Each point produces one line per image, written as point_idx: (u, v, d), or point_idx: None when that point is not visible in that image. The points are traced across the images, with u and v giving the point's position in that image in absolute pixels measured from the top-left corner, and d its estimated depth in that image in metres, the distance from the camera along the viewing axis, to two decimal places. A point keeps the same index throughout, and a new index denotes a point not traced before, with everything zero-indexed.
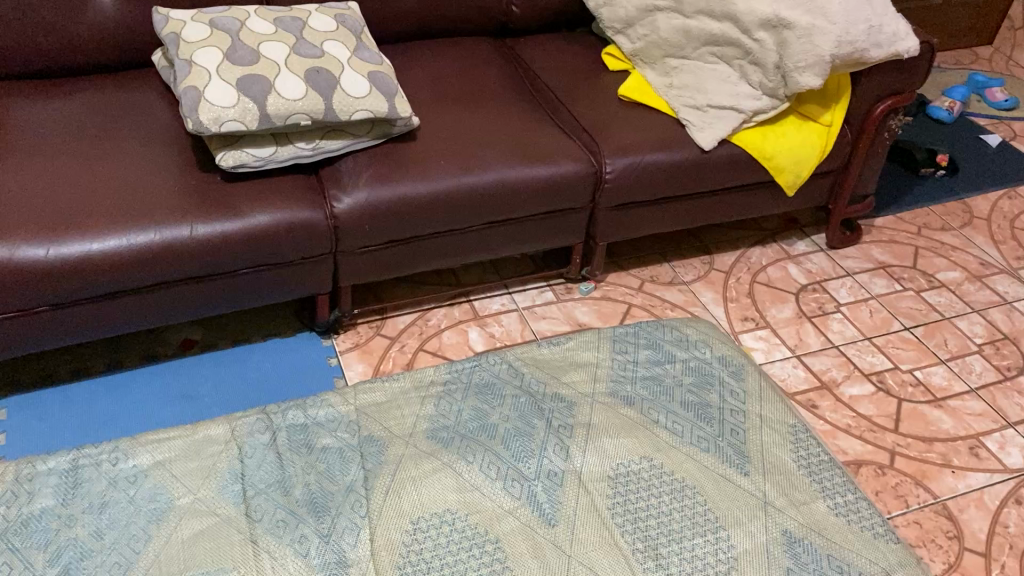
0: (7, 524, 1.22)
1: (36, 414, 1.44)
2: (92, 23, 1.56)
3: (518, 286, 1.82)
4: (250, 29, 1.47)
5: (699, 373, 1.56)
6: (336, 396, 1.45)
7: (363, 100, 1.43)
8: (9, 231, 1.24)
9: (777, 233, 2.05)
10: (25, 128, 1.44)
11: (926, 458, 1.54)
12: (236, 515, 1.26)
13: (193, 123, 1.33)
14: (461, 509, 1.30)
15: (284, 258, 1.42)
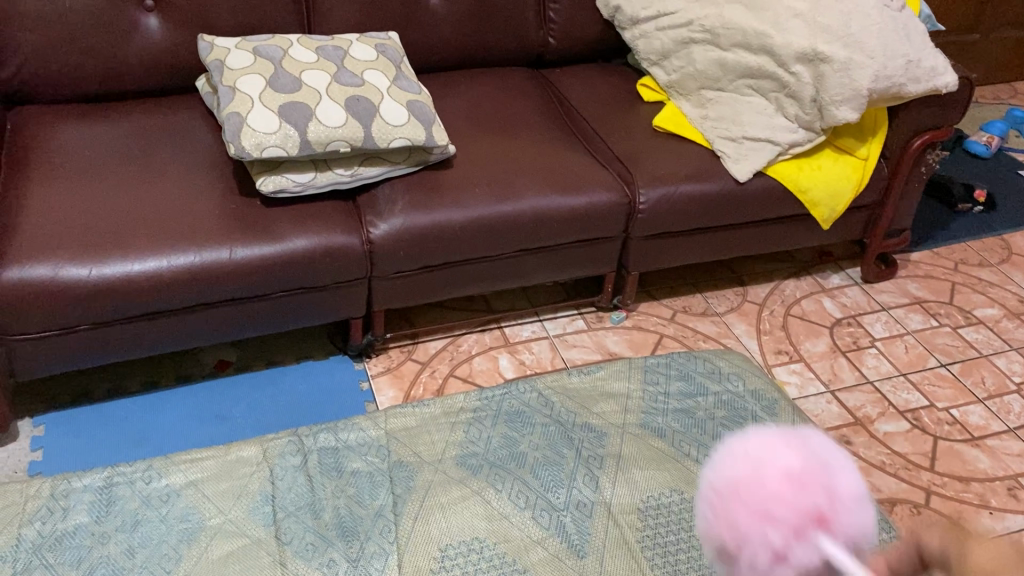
0: (41, 539, 1.24)
1: (72, 431, 1.46)
2: (140, 48, 1.59)
3: (549, 314, 1.83)
4: (293, 57, 1.50)
5: (732, 407, 1.55)
6: (367, 420, 1.46)
7: (401, 128, 1.45)
8: (54, 251, 1.27)
9: (811, 266, 2.04)
10: (71, 151, 1.48)
11: (962, 498, 1.52)
12: (266, 537, 1.27)
13: (235, 148, 1.35)
14: (491, 538, 1.29)
15: (319, 282, 1.43)
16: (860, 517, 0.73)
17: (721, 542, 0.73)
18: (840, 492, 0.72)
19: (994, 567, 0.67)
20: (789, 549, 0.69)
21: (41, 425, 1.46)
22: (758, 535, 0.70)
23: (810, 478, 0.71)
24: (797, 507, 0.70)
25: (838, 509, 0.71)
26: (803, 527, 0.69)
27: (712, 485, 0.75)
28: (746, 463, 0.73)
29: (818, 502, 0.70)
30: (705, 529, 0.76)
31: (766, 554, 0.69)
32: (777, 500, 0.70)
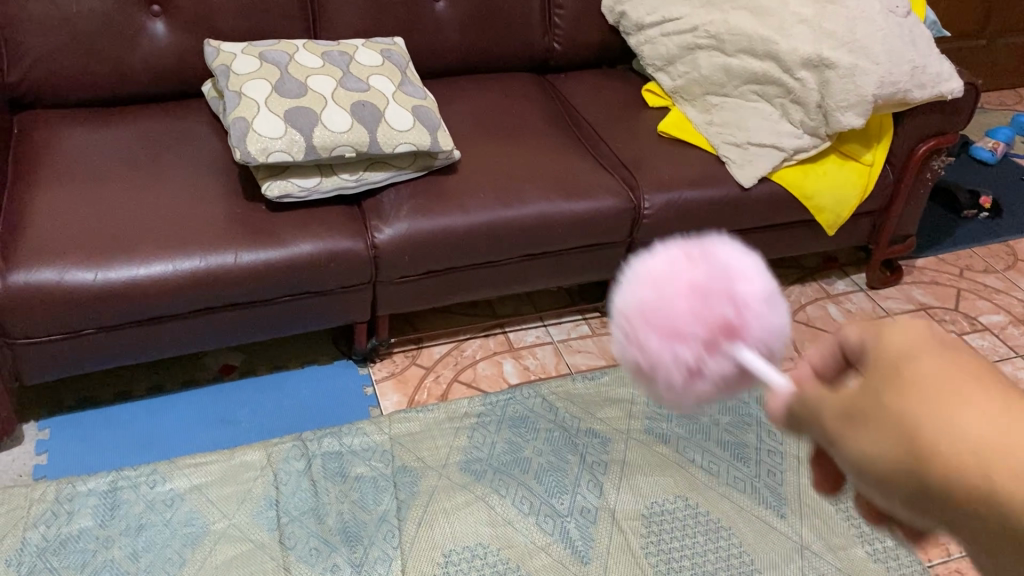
0: (46, 543, 1.24)
1: (77, 435, 1.47)
2: (146, 53, 1.60)
3: (554, 319, 1.83)
4: (299, 62, 1.50)
5: (737, 413, 1.55)
6: (371, 425, 1.46)
7: (406, 133, 1.46)
8: (59, 255, 1.28)
9: (815, 272, 2.04)
10: (77, 155, 1.48)
11: None
12: (270, 542, 1.27)
13: (240, 153, 1.35)
14: (494, 543, 1.29)
15: (324, 286, 1.44)
16: (777, 317, 0.67)
17: (635, 361, 0.69)
18: (752, 295, 0.67)
19: (911, 346, 0.52)
20: (702, 365, 0.65)
21: (45, 429, 1.47)
22: (668, 356, 0.66)
23: (716, 288, 0.66)
24: (704, 319, 0.65)
25: (751, 314, 0.66)
26: (716, 339, 0.65)
27: (620, 309, 0.70)
28: (651, 284, 0.68)
29: (727, 311, 0.65)
30: (620, 351, 0.71)
31: (682, 372, 0.66)
32: (682, 314, 0.65)
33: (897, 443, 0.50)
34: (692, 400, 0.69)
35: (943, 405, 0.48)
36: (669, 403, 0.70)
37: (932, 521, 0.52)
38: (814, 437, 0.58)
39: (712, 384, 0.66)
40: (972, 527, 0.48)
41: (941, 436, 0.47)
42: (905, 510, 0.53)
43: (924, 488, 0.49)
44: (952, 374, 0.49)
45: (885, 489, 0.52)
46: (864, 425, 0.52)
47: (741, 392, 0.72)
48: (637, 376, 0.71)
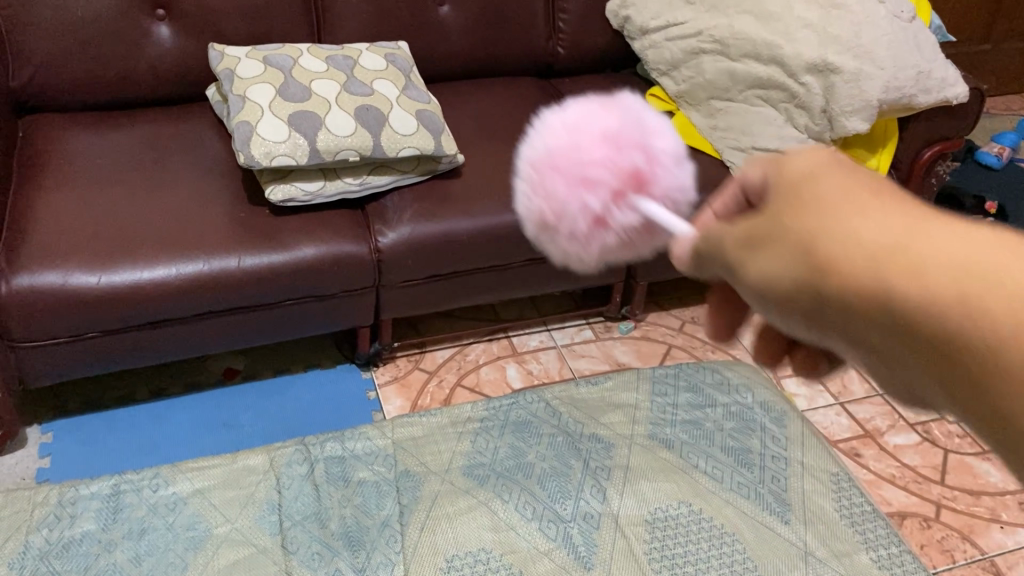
0: (48, 546, 1.23)
1: (80, 438, 1.46)
2: (151, 57, 1.60)
3: (558, 323, 1.82)
4: (303, 66, 1.50)
5: (740, 419, 1.55)
6: (374, 429, 1.46)
7: (411, 138, 1.46)
8: (64, 259, 1.28)
9: None
10: (82, 159, 1.49)
11: (974, 512, 1.50)
12: (272, 546, 1.26)
13: (244, 157, 1.35)
14: (497, 548, 1.29)
15: (328, 291, 1.44)
16: (680, 175, 0.74)
17: (541, 209, 0.74)
18: (659, 152, 0.73)
19: (810, 170, 0.54)
20: (607, 211, 0.71)
21: (49, 432, 1.46)
22: (578, 200, 0.71)
23: (626, 138, 0.72)
24: (614, 166, 0.70)
25: (655, 166, 0.72)
26: (622, 187, 0.71)
27: (530, 158, 0.74)
28: (565, 132, 0.73)
29: (636, 161, 0.71)
30: (526, 204, 0.77)
31: (586, 219, 0.71)
32: (593, 160, 0.70)
33: (794, 259, 0.51)
34: (593, 252, 0.75)
35: (842, 213, 0.50)
36: (572, 254, 0.76)
37: (829, 333, 0.54)
38: (721, 275, 0.59)
39: (614, 233, 0.72)
40: (865, 328, 0.51)
41: (839, 243, 0.49)
42: (801, 325, 0.55)
43: (823, 299, 0.51)
44: (847, 188, 0.51)
45: (785, 309, 0.54)
46: (764, 247, 0.53)
47: (638, 253, 0.78)
48: (541, 227, 0.76)
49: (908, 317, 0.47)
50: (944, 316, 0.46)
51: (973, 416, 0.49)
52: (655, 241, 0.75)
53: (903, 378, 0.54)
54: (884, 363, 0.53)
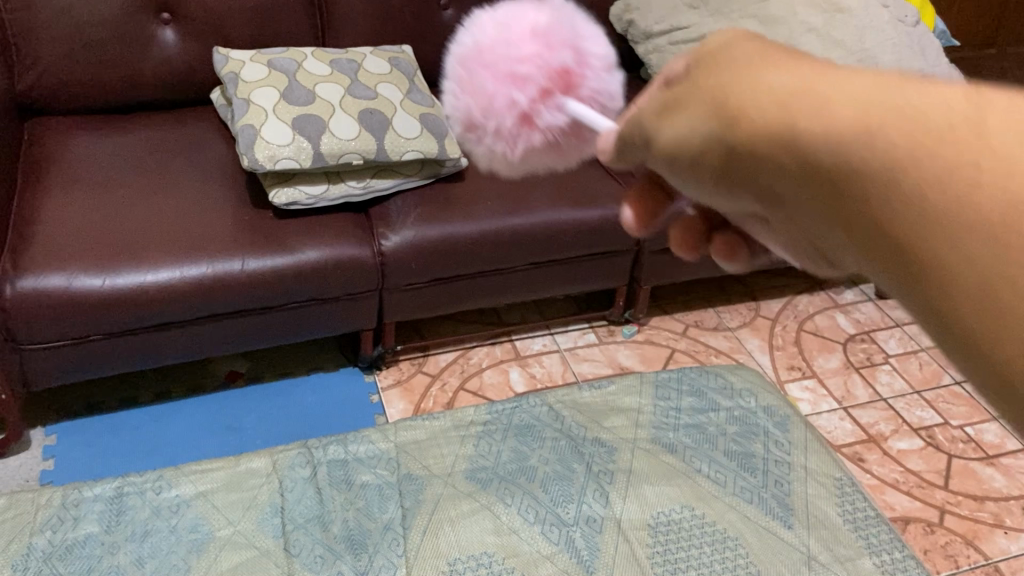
0: (52, 548, 1.23)
1: (84, 440, 1.47)
2: (156, 60, 1.61)
3: (561, 327, 1.83)
4: (307, 70, 1.51)
5: (744, 423, 1.55)
6: (377, 433, 1.46)
7: (414, 141, 1.46)
8: (68, 261, 1.28)
9: (824, 282, 2.06)
10: (86, 162, 1.49)
11: (977, 517, 1.50)
12: (275, 549, 1.26)
13: (248, 160, 1.35)
14: (499, 552, 1.28)
15: (331, 293, 1.44)
16: (611, 84, 0.68)
17: (468, 108, 0.67)
18: (591, 55, 0.67)
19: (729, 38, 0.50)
20: (535, 111, 0.64)
21: (52, 434, 1.47)
22: (503, 97, 0.64)
23: (558, 33, 0.65)
24: (543, 61, 0.64)
25: (587, 68, 0.66)
26: (551, 86, 0.64)
27: (458, 54, 0.68)
28: (493, 26, 0.66)
29: (565, 59, 0.65)
30: (451, 105, 0.70)
31: (513, 117, 0.65)
32: (521, 54, 0.64)
33: (704, 113, 0.48)
34: (520, 158, 0.68)
35: (754, 69, 0.46)
36: (496, 159, 0.69)
37: (750, 200, 0.50)
38: (643, 158, 0.56)
39: (541, 136, 0.66)
40: (776, 181, 0.46)
41: (745, 89, 0.46)
42: (724, 196, 0.52)
43: (732, 155, 0.47)
44: (762, 50, 0.47)
45: (697, 174, 0.51)
46: (677, 111, 0.50)
47: (564, 165, 0.71)
48: (465, 130, 0.69)
49: (810, 156, 0.43)
50: (845, 149, 0.42)
51: (888, 271, 0.43)
52: (584, 149, 0.69)
53: (827, 248, 0.49)
54: (806, 230, 0.49)
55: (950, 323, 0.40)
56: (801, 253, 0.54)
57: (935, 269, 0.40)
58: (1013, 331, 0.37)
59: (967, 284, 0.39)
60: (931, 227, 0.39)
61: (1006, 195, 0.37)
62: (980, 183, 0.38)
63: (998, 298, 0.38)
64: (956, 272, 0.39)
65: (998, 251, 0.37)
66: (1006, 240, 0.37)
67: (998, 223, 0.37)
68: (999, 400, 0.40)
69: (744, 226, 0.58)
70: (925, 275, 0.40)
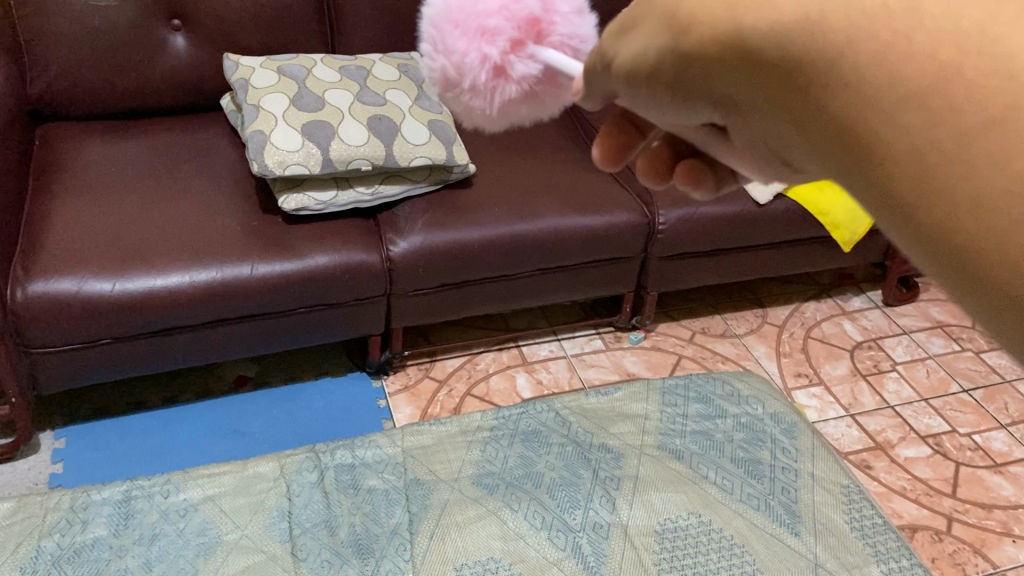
0: (61, 551, 1.24)
1: (92, 444, 1.47)
2: (166, 66, 1.62)
3: (568, 333, 1.83)
4: (316, 77, 1.52)
5: (750, 430, 1.54)
6: (384, 438, 1.46)
7: (422, 147, 1.47)
8: (78, 265, 1.29)
9: (832, 289, 2.06)
10: (97, 167, 1.50)
11: (985, 525, 1.49)
12: (282, 553, 1.26)
13: (258, 166, 1.36)
14: (506, 558, 1.28)
15: (340, 298, 1.44)
16: (583, 27, 0.63)
17: (438, 66, 0.63)
18: (560, 0, 0.62)
19: None
20: (507, 63, 0.61)
21: (61, 438, 1.48)
22: (472, 53, 0.60)
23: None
24: (509, 13, 0.60)
25: (557, 15, 0.61)
26: (522, 36, 0.60)
27: (425, 11, 0.63)
28: None
29: (532, 8, 0.60)
30: (423, 66, 0.65)
31: (484, 71, 0.61)
32: (488, 6, 0.60)
33: (652, 25, 0.44)
34: (498, 113, 0.64)
35: None
36: (474, 116, 0.65)
37: (705, 109, 0.47)
38: (605, 89, 0.52)
39: (516, 88, 0.62)
40: (727, 83, 0.43)
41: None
42: (681, 111, 0.48)
43: (688, 68, 0.43)
44: None
45: (656, 91, 0.47)
46: (633, 29, 0.46)
47: (543, 115, 0.68)
48: (439, 90, 0.65)
49: (755, 50, 0.39)
50: (788, 40, 0.38)
51: (835, 162, 0.40)
52: (562, 97, 0.65)
53: (787, 153, 0.45)
54: (762, 134, 0.45)
55: (890, 204, 0.37)
56: (764, 167, 0.50)
57: (875, 147, 0.37)
58: (947, 199, 0.34)
59: (903, 159, 0.36)
60: (870, 104, 0.36)
61: (941, 58, 0.34)
62: (910, 52, 0.34)
63: (929, 170, 0.35)
64: (893, 148, 0.36)
65: (931, 119, 0.34)
66: (941, 106, 0.34)
67: (931, 90, 0.34)
68: (939, 277, 0.37)
69: (707, 147, 0.54)
70: (865, 156, 0.37)
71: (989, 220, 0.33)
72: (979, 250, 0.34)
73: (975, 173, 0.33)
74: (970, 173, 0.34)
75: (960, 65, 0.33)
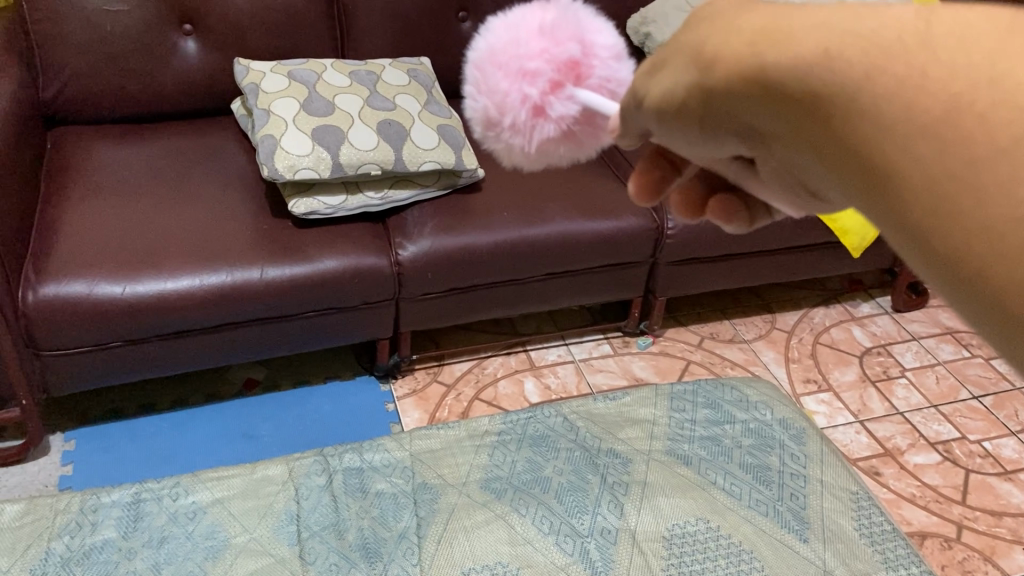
0: (70, 553, 1.24)
1: (101, 446, 1.48)
2: (178, 71, 1.63)
3: (576, 338, 1.83)
4: (326, 81, 1.52)
5: (759, 435, 1.54)
6: (391, 441, 1.47)
7: (431, 152, 1.47)
8: (89, 268, 1.29)
9: (841, 295, 2.06)
10: (109, 171, 1.51)
11: (995, 533, 1.49)
12: (290, 556, 1.27)
13: (269, 170, 1.37)
14: (513, 562, 1.28)
15: (348, 302, 1.45)
16: (620, 72, 0.68)
17: (483, 107, 0.67)
18: (598, 47, 0.67)
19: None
20: (547, 104, 0.64)
21: (71, 440, 1.48)
22: (515, 93, 0.64)
23: (564, 28, 0.66)
24: (551, 56, 0.64)
25: (595, 60, 0.66)
26: (561, 78, 0.65)
27: (472, 58, 0.68)
28: (503, 28, 0.66)
29: (573, 51, 0.65)
30: (469, 109, 0.69)
31: (525, 110, 0.65)
32: (530, 50, 0.64)
33: (682, 62, 0.46)
34: (538, 153, 0.68)
35: (728, 20, 0.44)
36: (515, 156, 0.69)
37: (731, 143, 0.47)
38: (633, 122, 0.54)
39: (555, 127, 0.65)
40: (752, 117, 0.44)
41: (715, 29, 0.44)
42: (708, 146, 0.49)
43: (714, 103, 0.45)
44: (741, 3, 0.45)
45: (684, 127, 0.48)
46: (662, 69, 0.48)
47: (580, 155, 0.71)
48: (482, 130, 0.69)
49: (778, 84, 0.41)
50: (809, 75, 0.39)
51: (857, 195, 0.40)
52: (599, 138, 0.69)
53: (814, 186, 0.45)
54: (788, 166, 0.45)
55: (905, 233, 0.37)
56: (793, 199, 0.50)
57: (892, 178, 0.37)
58: (960, 225, 0.35)
59: (917, 188, 0.36)
60: (886, 136, 0.37)
61: (953, 92, 0.35)
62: (924, 86, 0.36)
63: (946, 198, 0.35)
64: (911, 178, 0.36)
65: (942, 148, 0.35)
66: (953, 138, 0.35)
67: (944, 121, 0.35)
68: (957, 307, 0.37)
69: (742, 176, 0.54)
70: (882, 188, 0.38)
71: (995, 248, 0.33)
72: (991, 276, 0.34)
73: (986, 201, 0.34)
74: (981, 201, 0.34)
75: (971, 99, 0.34)
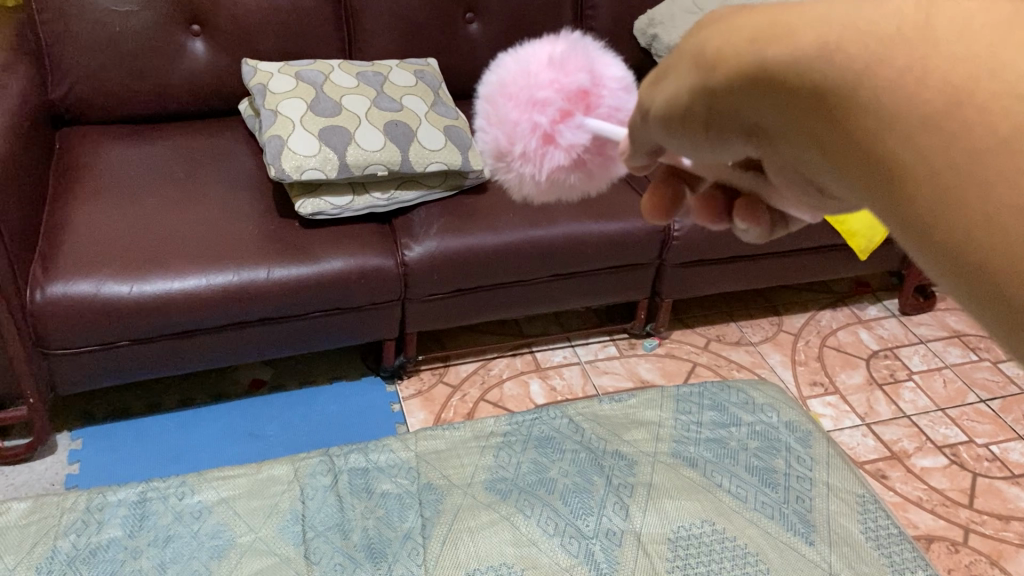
0: (75, 552, 1.24)
1: (108, 446, 1.48)
2: (186, 71, 1.64)
3: (581, 339, 1.83)
4: (334, 82, 1.53)
5: (765, 438, 1.54)
6: (397, 442, 1.47)
7: (438, 152, 1.48)
8: (97, 268, 1.30)
9: (848, 297, 2.06)
10: (116, 171, 1.51)
11: (1002, 537, 1.48)
12: (296, 556, 1.27)
13: (275, 170, 1.37)
14: (518, 563, 1.28)
15: (354, 302, 1.45)
16: (630, 104, 0.69)
17: (494, 138, 0.68)
18: (608, 78, 0.68)
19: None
20: (556, 132, 0.64)
21: (78, 439, 1.49)
22: (525, 122, 0.65)
23: (574, 59, 0.67)
24: (559, 85, 0.65)
25: (604, 90, 0.66)
26: (571, 107, 0.65)
27: (483, 92, 0.70)
28: (514, 63, 0.68)
29: (582, 80, 0.65)
30: (481, 141, 0.70)
31: (534, 139, 0.65)
32: (540, 80, 0.65)
33: (686, 63, 0.45)
34: (549, 184, 0.67)
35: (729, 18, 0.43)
36: (525, 188, 0.69)
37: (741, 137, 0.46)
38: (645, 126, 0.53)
39: (564, 155, 0.65)
40: (760, 112, 0.43)
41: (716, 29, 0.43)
42: (718, 147, 0.48)
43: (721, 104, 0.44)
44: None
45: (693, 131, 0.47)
46: (669, 74, 0.48)
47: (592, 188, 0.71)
48: (493, 162, 0.70)
49: (780, 80, 0.39)
50: (809, 72, 0.38)
51: (859, 187, 0.38)
52: (610, 169, 0.68)
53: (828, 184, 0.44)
54: (798, 162, 0.44)
55: (912, 229, 0.36)
56: (814, 196, 0.48)
57: (896, 172, 0.36)
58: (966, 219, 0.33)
59: (922, 182, 0.34)
60: (888, 129, 0.35)
61: (955, 82, 0.33)
62: (924, 77, 0.34)
63: (952, 192, 0.33)
64: (915, 172, 0.35)
65: (945, 140, 0.33)
66: (954, 129, 0.33)
67: (944, 111, 0.33)
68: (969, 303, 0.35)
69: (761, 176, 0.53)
70: (887, 181, 0.36)
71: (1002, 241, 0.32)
72: (993, 267, 0.32)
73: (990, 193, 0.32)
74: (985, 192, 0.32)
75: (972, 88, 0.33)
